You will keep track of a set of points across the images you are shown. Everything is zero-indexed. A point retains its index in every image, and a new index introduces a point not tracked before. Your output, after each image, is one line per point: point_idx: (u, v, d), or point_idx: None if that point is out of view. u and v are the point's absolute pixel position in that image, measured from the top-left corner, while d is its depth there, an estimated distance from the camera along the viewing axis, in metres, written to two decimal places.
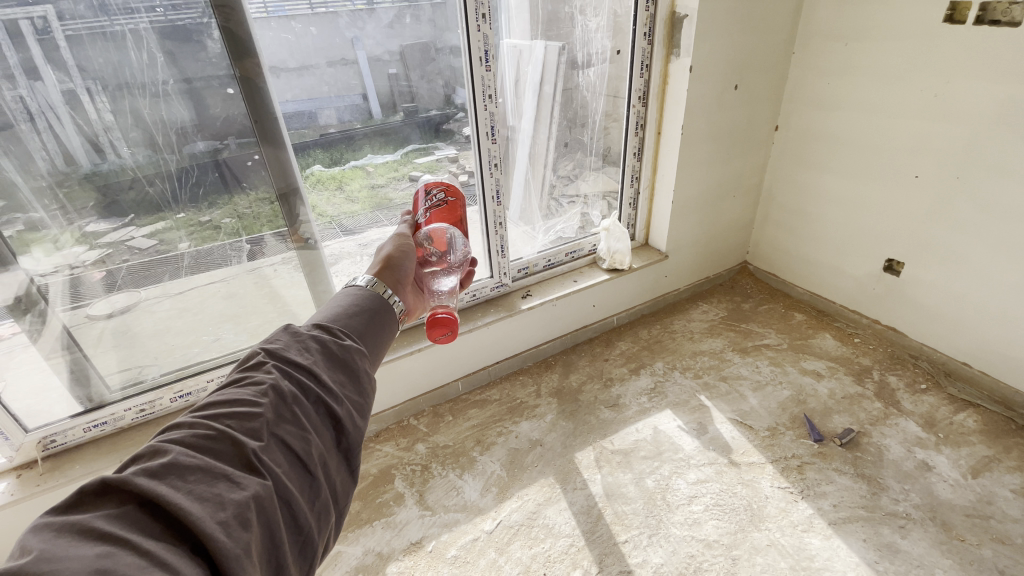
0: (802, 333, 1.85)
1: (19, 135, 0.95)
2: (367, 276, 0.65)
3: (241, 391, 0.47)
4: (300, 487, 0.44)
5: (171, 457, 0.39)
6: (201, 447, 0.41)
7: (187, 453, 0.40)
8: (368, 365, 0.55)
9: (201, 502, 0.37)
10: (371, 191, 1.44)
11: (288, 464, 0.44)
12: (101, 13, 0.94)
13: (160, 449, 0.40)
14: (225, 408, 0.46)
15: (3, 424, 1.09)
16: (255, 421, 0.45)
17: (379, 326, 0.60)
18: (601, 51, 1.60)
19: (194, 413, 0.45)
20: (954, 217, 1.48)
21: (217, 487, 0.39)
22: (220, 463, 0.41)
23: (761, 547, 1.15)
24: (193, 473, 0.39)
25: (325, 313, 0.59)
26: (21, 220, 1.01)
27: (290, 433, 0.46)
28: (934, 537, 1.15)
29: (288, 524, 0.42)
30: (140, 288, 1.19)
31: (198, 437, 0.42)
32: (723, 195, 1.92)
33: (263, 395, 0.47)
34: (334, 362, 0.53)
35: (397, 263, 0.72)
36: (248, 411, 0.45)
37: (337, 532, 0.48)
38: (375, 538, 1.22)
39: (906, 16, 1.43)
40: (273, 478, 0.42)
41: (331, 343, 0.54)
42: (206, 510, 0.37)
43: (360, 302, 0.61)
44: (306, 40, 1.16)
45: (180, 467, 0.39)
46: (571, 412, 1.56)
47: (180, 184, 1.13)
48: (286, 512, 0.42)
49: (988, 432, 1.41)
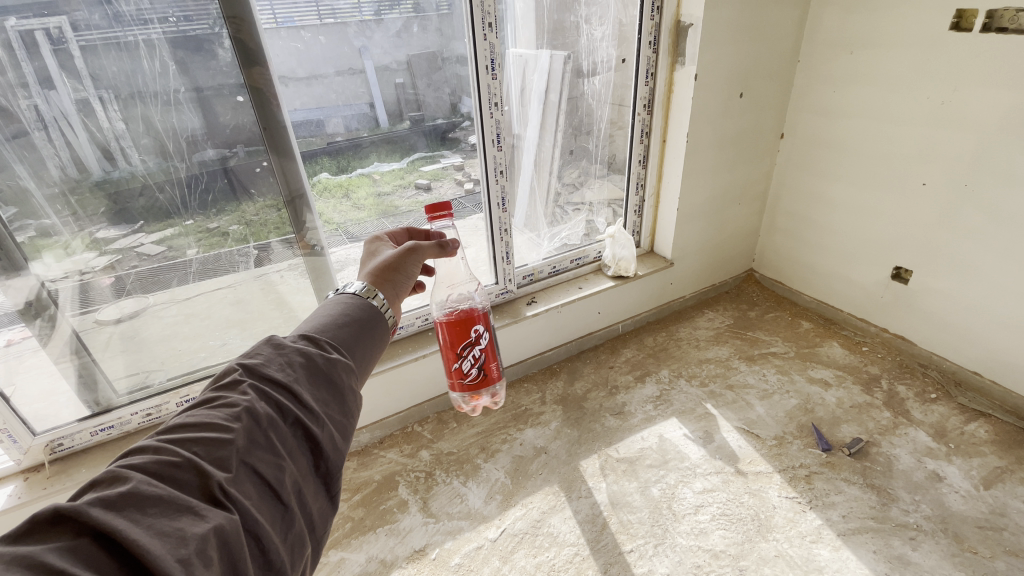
0: (810, 342, 1.84)
1: (33, 143, 0.97)
2: (360, 283, 0.65)
3: (212, 414, 0.46)
4: (271, 518, 0.43)
5: (132, 486, 0.37)
6: (165, 476, 0.40)
7: (149, 482, 0.38)
8: (353, 382, 0.55)
9: (161, 537, 0.35)
10: (378, 199, 1.44)
11: (258, 495, 0.43)
12: (114, 24, 0.96)
13: (120, 476, 0.38)
14: (195, 431, 0.44)
15: (12, 427, 1.11)
16: (226, 448, 0.43)
17: (366, 339, 0.60)
18: (606, 60, 1.61)
19: (159, 437, 0.44)
20: (963, 225, 1.47)
21: (179, 521, 0.37)
22: (183, 494, 0.39)
23: (769, 557, 1.14)
24: (154, 505, 0.37)
25: (313, 323, 0.59)
26: (33, 226, 1.02)
27: (262, 460, 0.44)
28: (945, 548, 1.13)
29: (257, 558, 0.41)
30: (148, 294, 1.20)
31: (163, 463, 0.40)
32: (728, 202, 1.92)
33: (236, 419, 0.45)
34: (317, 380, 0.52)
35: (398, 272, 0.71)
36: (218, 436, 0.44)
37: (311, 563, 0.47)
38: (378, 546, 1.21)
39: (911, 25, 1.44)
40: (241, 510, 0.41)
41: (316, 358, 0.53)
42: (167, 546, 0.35)
43: (349, 312, 0.61)
44: (315, 50, 1.18)
45: (141, 498, 0.37)
46: (576, 420, 1.55)
47: (190, 190, 1.14)
48: (256, 546, 0.41)
49: (999, 443, 1.39)
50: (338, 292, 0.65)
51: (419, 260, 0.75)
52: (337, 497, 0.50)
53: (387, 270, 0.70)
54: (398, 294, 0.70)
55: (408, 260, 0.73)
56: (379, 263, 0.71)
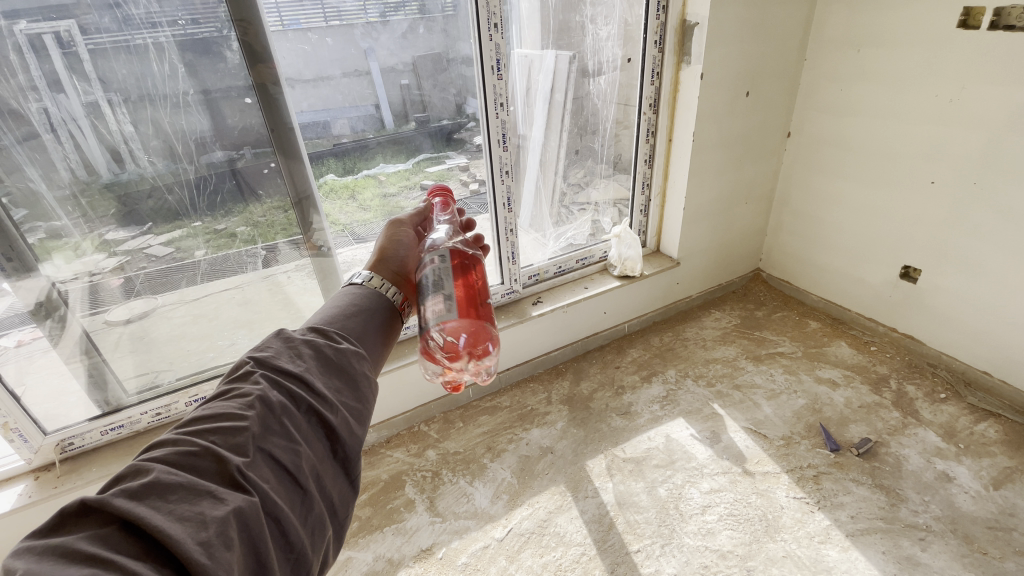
0: (817, 341, 1.83)
1: (44, 145, 0.98)
2: (363, 272, 0.67)
3: (227, 404, 0.46)
4: (291, 502, 0.43)
5: (152, 476, 0.38)
6: (184, 465, 0.40)
7: (169, 471, 0.39)
8: (365, 368, 0.55)
9: (183, 521, 0.36)
10: (384, 199, 1.44)
11: (276, 479, 0.43)
12: (123, 27, 0.97)
13: (142, 468, 0.39)
14: (210, 422, 0.45)
15: (23, 426, 1.12)
16: (241, 436, 0.44)
17: (376, 327, 0.61)
18: (611, 59, 1.61)
19: (177, 430, 0.44)
20: (973, 222, 1.46)
21: (199, 505, 0.37)
22: (203, 480, 0.39)
23: (777, 558, 1.13)
24: (175, 492, 0.38)
25: (322, 315, 0.60)
26: (43, 228, 1.03)
27: (278, 446, 0.45)
28: (955, 549, 1.12)
29: (278, 541, 0.41)
30: (158, 295, 1.21)
31: (182, 454, 0.41)
32: (735, 201, 1.91)
33: (250, 407, 0.46)
34: (329, 368, 0.53)
35: (391, 254, 0.74)
36: (234, 424, 0.44)
37: (334, 547, 0.47)
38: (386, 545, 1.22)
39: (918, 22, 1.43)
40: (260, 493, 0.41)
41: (326, 348, 0.54)
42: (189, 529, 0.35)
43: (356, 303, 0.62)
44: (322, 51, 1.19)
45: (161, 485, 0.38)
46: (582, 420, 1.55)
47: (198, 191, 1.15)
48: (276, 529, 0.41)
49: (1009, 443, 1.38)
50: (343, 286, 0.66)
51: (410, 243, 0.78)
52: (357, 481, 0.50)
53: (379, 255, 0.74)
54: (394, 272, 0.72)
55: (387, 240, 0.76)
56: (372, 253, 0.74)
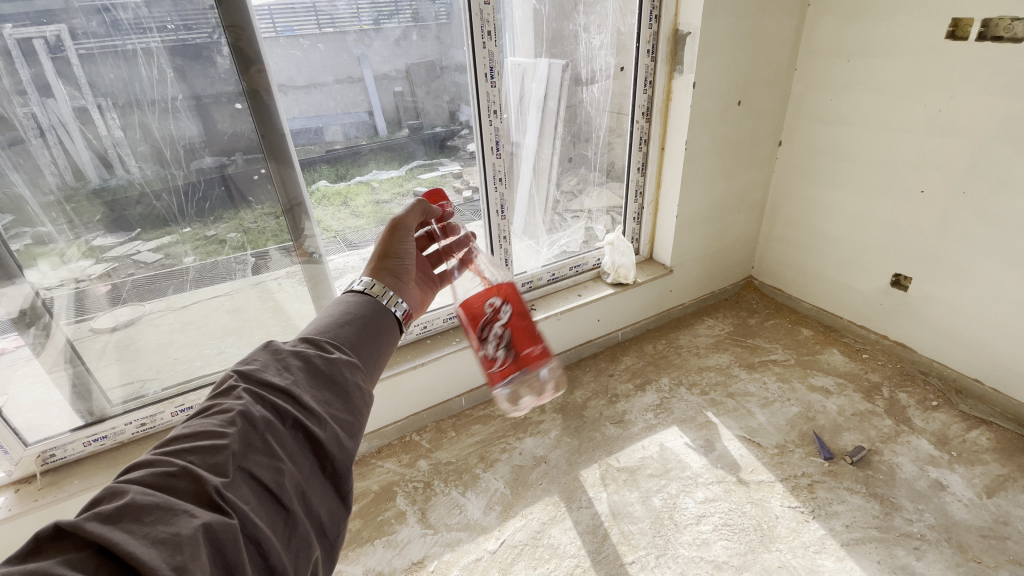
0: (810, 349, 1.83)
1: (29, 150, 0.96)
2: (364, 280, 0.66)
3: (207, 422, 0.44)
4: (272, 524, 0.41)
5: (128, 497, 0.36)
6: (162, 486, 0.39)
7: (145, 492, 0.37)
8: (357, 379, 0.54)
9: (157, 545, 0.34)
10: (377, 206, 1.42)
11: (257, 500, 0.41)
12: (112, 31, 0.96)
13: (119, 489, 0.37)
14: (190, 441, 0.43)
15: (3, 438, 1.09)
16: (221, 454, 0.42)
17: (370, 335, 0.60)
18: (605, 67, 1.61)
19: (158, 450, 0.43)
20: (963, 230, 1.47)
21: (175, 525, 0.36)
22: (179, 500, 0.38)
23: (772, 569, 1.12)
24: (151, 513, 0.36)
25: (318, 323, 0.59)
26: (28, 234, 1.01)
27: (259, 465, 0.43)
28: (949, 558, 1.12)
29: (257, 564, 0.39)
30: (146, 302, 1.19)
31: (158, 475, 0.40)
32: (726, 209, 1.92)
33: (231, 424, 0.44)
34: (319, 379, 0.51)
35: (391, 262, 0.72)
36: (214, 443, 0.42)
37: (325, 568, 0.45)
38: (376, 558, 1.19)
39: (906, 34, 1.46)
40: (240, 515, 0.39)
41: (316, 359, 0.53)
42: (162, 554, 0.34)
43: (351, 311, 0.61)
44: (314, 56, 1.18)
45: (138, 507, 0.36)
46: (576, 429, 1.54)
47: (187, 198, 1.14)
48: (256, 552, 0.39)
49: (1001, 450, 1.38)
50: (345, 291, 0.65)
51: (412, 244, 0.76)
52: (349, 498, 0.48)
53: (381, 260, 0.72)
54: (397, 281, 0.71)
55: (395, 241, 0.74)
56: (372, 259, 0.72)
